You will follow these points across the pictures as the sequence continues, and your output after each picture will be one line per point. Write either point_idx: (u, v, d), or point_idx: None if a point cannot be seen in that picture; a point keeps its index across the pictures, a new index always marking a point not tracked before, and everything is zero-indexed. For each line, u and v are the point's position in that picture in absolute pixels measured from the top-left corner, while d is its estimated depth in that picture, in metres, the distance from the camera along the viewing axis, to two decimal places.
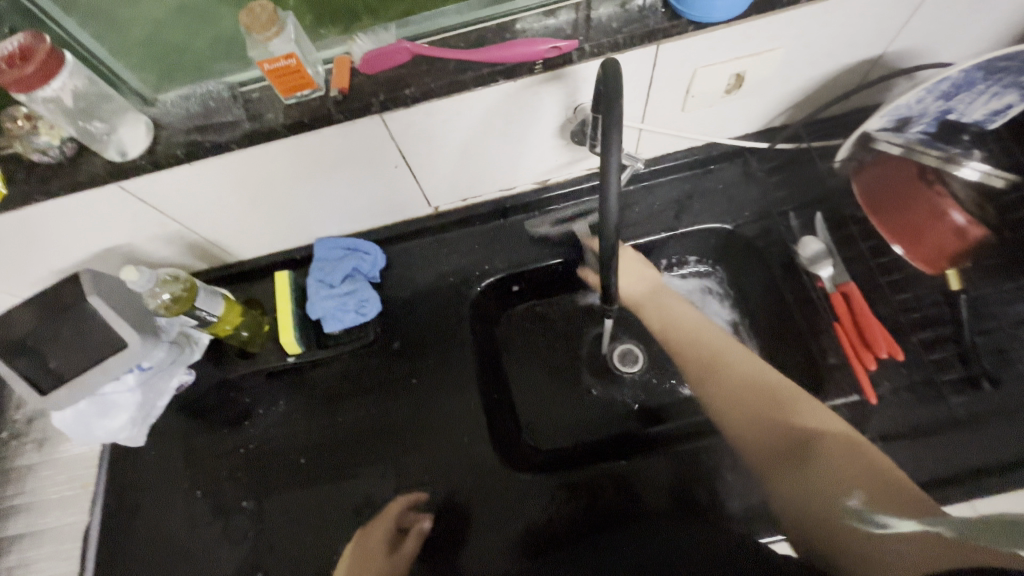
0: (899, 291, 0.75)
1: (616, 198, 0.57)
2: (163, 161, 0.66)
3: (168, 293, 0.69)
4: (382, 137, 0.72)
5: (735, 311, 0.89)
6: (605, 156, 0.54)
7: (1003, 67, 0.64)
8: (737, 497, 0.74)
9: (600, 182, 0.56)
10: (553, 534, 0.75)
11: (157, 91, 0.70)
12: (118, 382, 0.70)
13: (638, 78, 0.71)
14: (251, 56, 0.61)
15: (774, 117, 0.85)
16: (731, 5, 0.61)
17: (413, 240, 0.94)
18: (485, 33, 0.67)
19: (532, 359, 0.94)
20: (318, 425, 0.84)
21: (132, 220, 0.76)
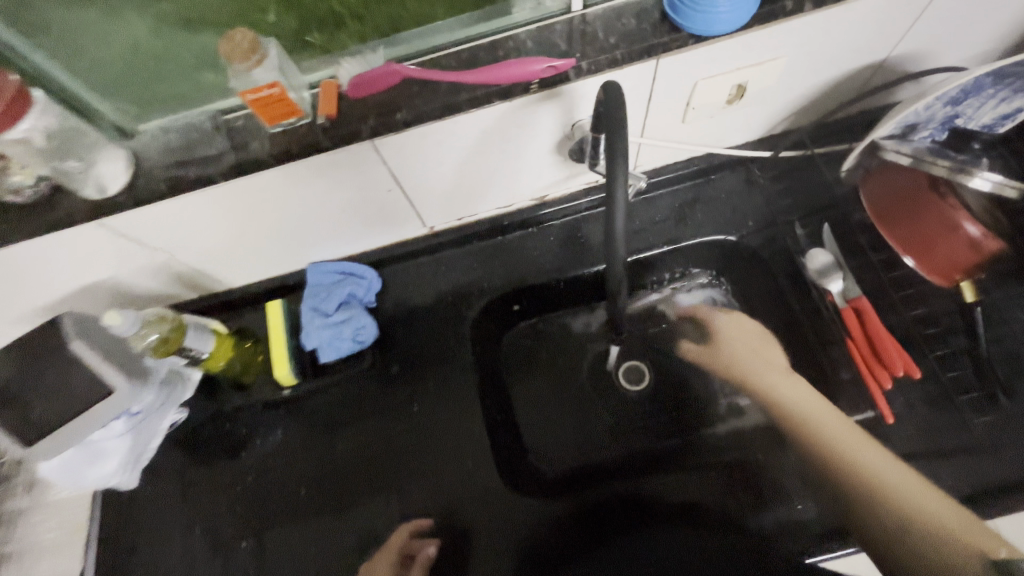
0: (910, 302, 0.74)
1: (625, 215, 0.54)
2: (145, 197, 0.63)
3: (155, 334, 0.66)
4: (375, 162, 0.68)
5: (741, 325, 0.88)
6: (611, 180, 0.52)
7: (1012, 72, 0.63)
8: (754, 517, 0.73)
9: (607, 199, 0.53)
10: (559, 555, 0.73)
11: (137, 120, 0.68)
12: (107, 428, 0.67)
13: (637, 93, 0.68)
14: (233, 86, 0.58)
15: (776, 124, 0.83)
16: (732, 18, 0.60)
17: (409, 261, 0.91)
18: (478, 52, 0.65)
19: (536, 379, 0.91)
20: (315, 458, 0.81)
21: (114, 255, 0.73)
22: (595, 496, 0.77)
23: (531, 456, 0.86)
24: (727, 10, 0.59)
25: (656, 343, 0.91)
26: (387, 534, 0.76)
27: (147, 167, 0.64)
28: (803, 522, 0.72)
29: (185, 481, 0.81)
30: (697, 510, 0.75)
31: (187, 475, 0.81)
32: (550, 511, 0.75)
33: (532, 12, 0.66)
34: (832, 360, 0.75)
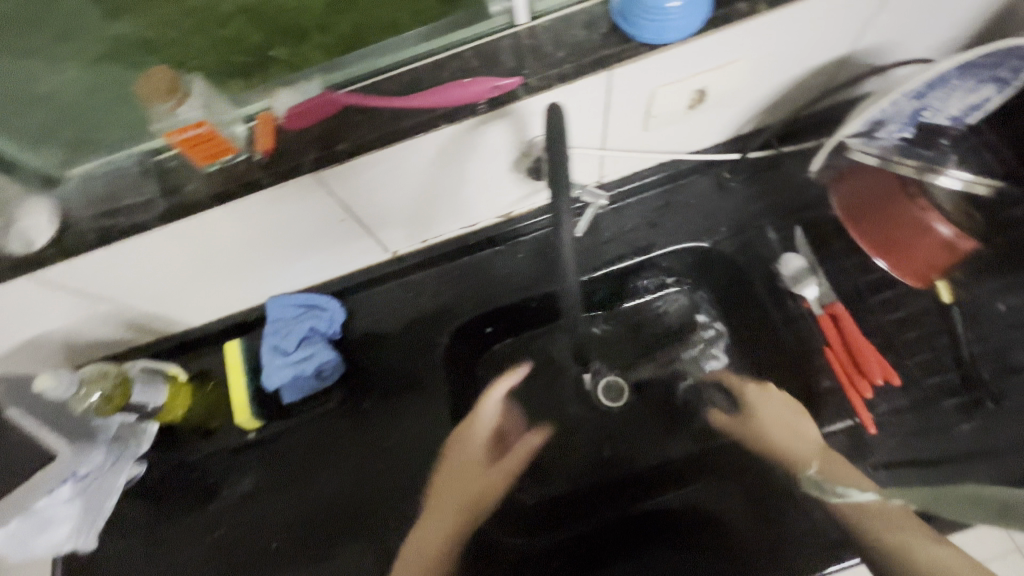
0: (889, 303, 0.71)
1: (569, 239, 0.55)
2: (76, 249, 0.59)
3: (98, 392, 0.63)
4: (321, 195, 0.64)
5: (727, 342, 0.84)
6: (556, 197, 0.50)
7: (979, 63, 0.60)
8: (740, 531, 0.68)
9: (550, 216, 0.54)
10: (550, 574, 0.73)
11: (66, 166, 0.63)
12: (53, 495, 0.62)
13: (594, 105, 0.65)
14: (157, 128, 0.56)
15: (743, 124, 0.80)
16: (683, 27, 0.57)
17: (373, 287, 0.87)
18: (421, 73, 0.61)
19: (514, 403, 0.88)
20: (287, 502, 0.77)
21: (54, 308, 0.68)
22: (593, 521, 0.77)
23: (511, 482, 0.82)
24: (678, 16, 0.56)
25: (642, 365, 0.87)
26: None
27: (77, 216, 0.61)
28: (806, 530, 0.66)
29: (147, 539, 0.76)
30: (671, 520, 0.72)
31: (148, 533, 0.76)
32: (535, 550, 0.74)
33: (475, 26, 0.62)
34: (815, 366, 0.71)
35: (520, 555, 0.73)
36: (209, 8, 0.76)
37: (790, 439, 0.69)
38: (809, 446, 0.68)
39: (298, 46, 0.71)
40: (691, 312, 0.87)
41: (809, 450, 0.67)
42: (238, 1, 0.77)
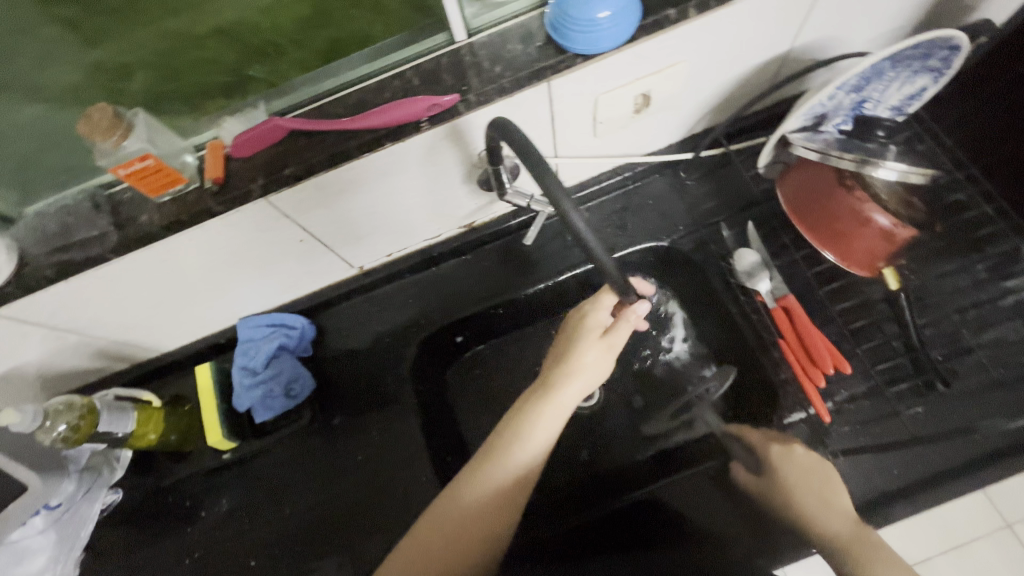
0: (838, 293, 0.73)
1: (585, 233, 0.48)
2: (35, 285, 0.61)
3: (64, 424, 0.64)
4: (276, 218, 0.65)
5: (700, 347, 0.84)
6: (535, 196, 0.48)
7: (910, 55, 0.62)
8: (712, 522, 0.70)
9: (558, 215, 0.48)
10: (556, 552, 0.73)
11: (22, 206, 0.66)
12: (27, 526, 0.64)
13: (538, 116, 0.66)
14: (103, 164, 0.56)
15: (694, 123, 0.81)
16: (616, 34, 0.58)
17: (342, 302, 0.88)
18: (365, 94, 0.64)
19: (487, 409, 0.89)
20: (264, 522, 0.78)
21: (21, 343, 0.70)
22: (596, 513, 0.75)
23: None
24: (609, 26, 0.57)
25: (622, 373, 0.86)
26: None
27: (35, 253, 0.62)
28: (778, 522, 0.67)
29: (126, 564, 0.77)
30: (656, 512, 0.73)
31: (126, 558, 0.77)
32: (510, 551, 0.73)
33: (420, 46, 0.65)
34: (773, 360, 0.72)
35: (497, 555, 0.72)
36: (181, 30, 0.75)
37: (824, 511, 0.62)
38: (846, 521, 0.60)
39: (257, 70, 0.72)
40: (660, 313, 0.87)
41: (847, 526, 0.59)
42: (211, 23, 0.76)
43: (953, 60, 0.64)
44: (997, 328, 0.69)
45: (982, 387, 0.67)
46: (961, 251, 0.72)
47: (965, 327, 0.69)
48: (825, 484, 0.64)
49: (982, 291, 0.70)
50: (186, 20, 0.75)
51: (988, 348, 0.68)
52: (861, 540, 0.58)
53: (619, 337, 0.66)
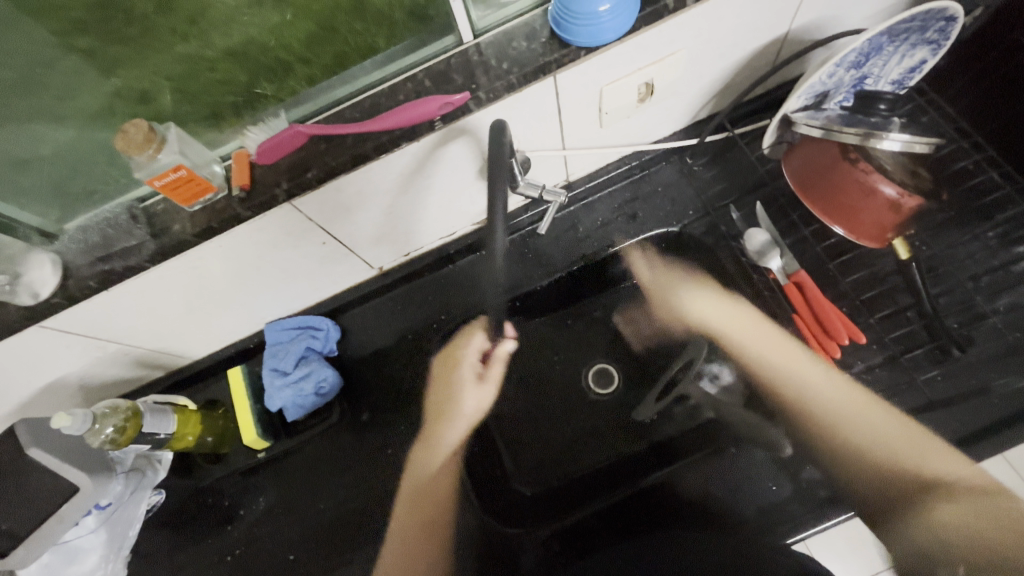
0: (849, 267, 0.74)
1: (502, 247, 0.56)
2: (78, 294, 0.64)
3: (111, 426, 0.68)
4: (300, 221, 0.68)
5: None
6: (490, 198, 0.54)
7: (906, 28, 0.63)
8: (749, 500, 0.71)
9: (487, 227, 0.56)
10: (583, 541, 0.76)
11: (62, 222, 0.69)
12: (78, 527, 0.67)
13: (545, 110, 0.69)
14: (139, 177, 0.60)
15: (697, 109, 0.83)
16: (618, 25, 0.60)
17: (365, 303, 0.91)
18: (379, 99, 0.66)
19: (518, 401, 0.89)
20: (299, 518, 0.81)
21: (65, 354, 0.73)
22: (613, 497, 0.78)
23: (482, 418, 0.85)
24: (610, 18, 0.59)
25: (640, 358, 0.89)
26: None
27: (75, 265, 0.65)
28: (780, 501, 0.70)
29: (170, 565, 0.79)
30: (667, 496, 0.76)
31: (169, 559, 0.80)
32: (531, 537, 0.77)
33: (429, 49, 0.68)
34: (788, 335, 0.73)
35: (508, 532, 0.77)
36: (194, 54, 0.75)
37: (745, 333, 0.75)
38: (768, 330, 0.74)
39: (271, 85, 0.74)
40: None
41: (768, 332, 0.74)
42: (220, 43, 0.74)
43: (948, 32, 0.65)
44: (1010, 293, 0.69)
45: (999, 352, 0.68)
46: (971, 218, 0.73)
47: (978, 293, 0.70)
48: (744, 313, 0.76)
49: (993, 256, 0.71)
50: (198, 44, 0.74)
51: (1003, 314, 0.69)
52: (809, 372, 0.70)
53: (490, 371, 0.86)
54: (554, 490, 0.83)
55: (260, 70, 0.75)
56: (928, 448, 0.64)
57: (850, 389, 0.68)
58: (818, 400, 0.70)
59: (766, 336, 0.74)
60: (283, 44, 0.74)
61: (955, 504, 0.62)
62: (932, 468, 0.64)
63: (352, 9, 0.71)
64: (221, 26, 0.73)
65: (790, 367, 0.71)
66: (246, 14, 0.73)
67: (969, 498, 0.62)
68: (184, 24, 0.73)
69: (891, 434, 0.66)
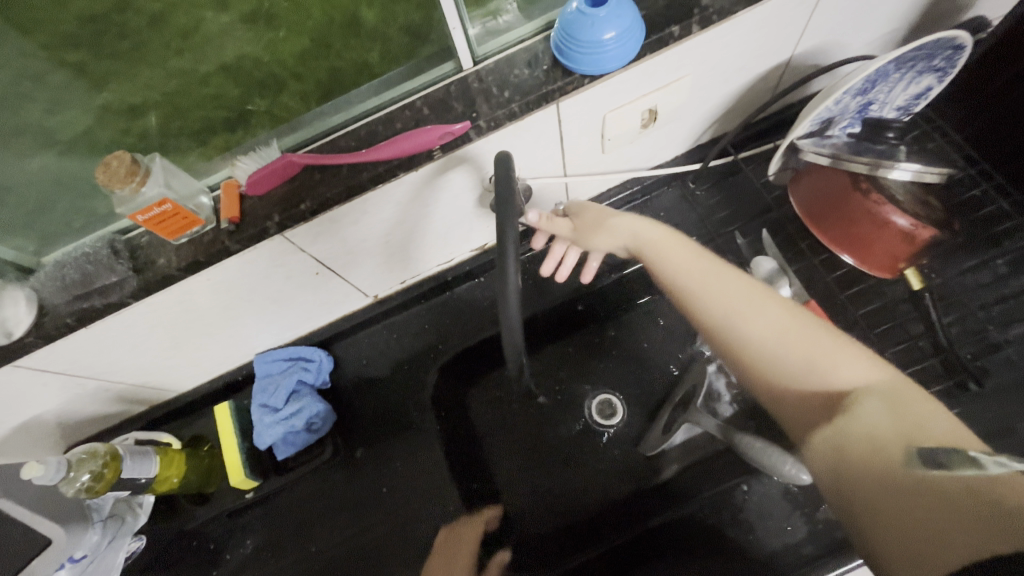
0: (860, 295, 0.73)
1: (515, 267, 0.49)
2: (54, 332, 0.60)
3: (87, 474, 0.62)
4: (292, 252, 0.66)
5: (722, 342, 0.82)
6: (502, 215, 0.49)
7: (914, 56, 0.62)
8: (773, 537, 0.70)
9: (498, 251, 0.49)
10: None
11: (40, 255, 0.65)
12: None
13: (546, 137, 0.67)
14: (122, 211, 0.56)
15: (699, 134, 0.82)
16: (623, 53, 0.58)
17: (360, 332, 0.88)
18: (376, 126, 0.64)
19: (521, 434, 0.85)
20: (292, 559, 0.77)
21: (40, 392, 0.69)
22: (623, 534, 0.76)
23: None
24: (615, 46, 0.57)
25: (644, 385, 0.85)
26: None
27: (52, 303, 0.61)
28: (796, 543, 0.70)
29: None
30: (674, 535, 0.74)
31: None
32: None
33: (427, 76, 0.66)
34: None
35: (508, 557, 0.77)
36: (190, 69, 0.78)
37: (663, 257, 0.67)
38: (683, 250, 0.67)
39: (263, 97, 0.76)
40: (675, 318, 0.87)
41: (686, 254, 0.66)
42: (214, 59, 0.78)
43: (956, 59, 0.64)
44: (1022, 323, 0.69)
45: (1014, 383, 0.66)
46: (982, 245, 0.72)
47: (990, 323, 0.69)
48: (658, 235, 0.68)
49: (1004, 285, 0.70)
50: (192, 58, 0.77)
51: (1017, 344, 0.68)
52: (720, 282, 0.63)
53: None
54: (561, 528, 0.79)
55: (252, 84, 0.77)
56: (831, 349, 0.56)
57: (782, 320, 0.59)
58: (716, 309, 0.61)
59: (681, 257, 0.66)
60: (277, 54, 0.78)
61: (876, 397, 0.52)
62: (841, 375, 0.55)
63: (341, 28, 0.76)
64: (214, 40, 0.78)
65: (696, 274, 0.65)
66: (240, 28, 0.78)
67: (870, 388, 0.53)
68: (178, 39, 0.76)
69: (780, 327, 0.59)
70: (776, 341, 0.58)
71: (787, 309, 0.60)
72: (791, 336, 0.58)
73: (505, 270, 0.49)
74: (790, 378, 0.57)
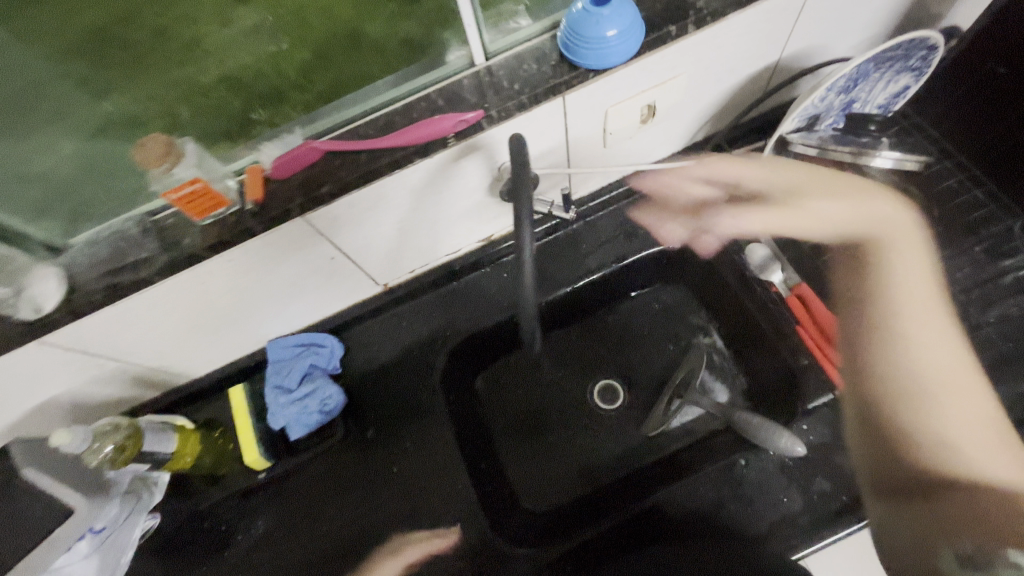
0: (848, 279, 0.78)
1: (531, 251, 0.55)
2: (82, 308, 0.63)
3: (111, 445, 0.66)
4: (312, 236, 0.69)
5: (714, 330, 0.90)
6: (518, 202, 0.54)
7: (891, 56, 0.67)
8: (773, 511, 0.71)
9: (516, 235, 0.56)
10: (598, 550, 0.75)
11: (67, 236, 0.67)
12: (70, 553, 0.63)
13: (553, 130, 0.71)
14: (155, 189, 0.60)
15: (694, 131, 0.87)
16: (624, 49, 0.63)
17: (370, 320, 0.91)
18: (393, 116, 0.68)
19: (528, 415, 0.90)
20: (303, 538, 0.79)
21: (61, 371, 0.71)
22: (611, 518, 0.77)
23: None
24: (617, 42, 0.62)
25: (640, 369, 0.91)
26: None
27: (81, 281, 0.64)
28: (792, 514, 0.70)
29: None
30: (673, 512, 0.74)
31: None
32: (542, 558, 0.75)
33: (440, 71, 0.70)
34: (793, 345, 0.76)
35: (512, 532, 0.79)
36: (191, 78, 0.80)
37: (908, 276, 0.74)
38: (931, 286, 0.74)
39: (266, 111, 0.75)
40: (667, 306, 0.93)
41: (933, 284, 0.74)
42: (213, 69, 0.81)
43: (930, 59, 0.70)
44: (1000, 305, 0.73)
45: (997, 361, 0.71)
46: (961, 233, 0.77)
47: (972, 306, 0.74)
48: (876, 261, 0.75)
49: (983, 270, 0.75)
50: (194, 70, 0.81)
51: (996, 325, 0.72)
52: (944, 318, 0.72)
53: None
54: (574, 503, 0.83)
55: (255, 94, 0.76)
56: (994, 453, 0.63)
57: (957, 377, 0.68)
58: (926, 339, 0.70)
59: (921, 275, 0.74)
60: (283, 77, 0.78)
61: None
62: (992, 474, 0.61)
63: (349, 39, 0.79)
64: (216, 55, 0.81)
65: (922, 294, 0.73)
66: (240, 42, 0.83)
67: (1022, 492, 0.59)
68: (183, 51, 0.82)
69: (952, 377, 0.68)
70: (962, 427, 0.65)
71: (970, 387, 0.68)
72: (983, 418, 0.66)
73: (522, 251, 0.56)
74: (929, 457, 0.64)
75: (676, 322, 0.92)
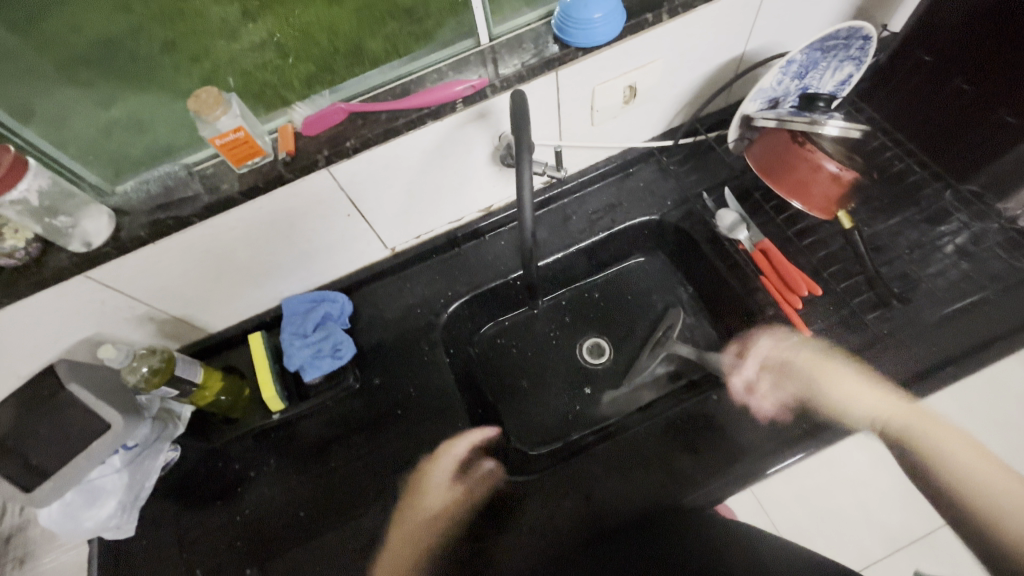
0: (805, 240, 0.88)
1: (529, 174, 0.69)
2: (128, 243, 0.70)
3: (147, 366, 0.73)
4: (333, 188, 0.78)
5: (688, 294, 1.02)
6: (517, 132, 0.65)
7: (833, 45, 0.80)
8: (746, 440, 0.78)
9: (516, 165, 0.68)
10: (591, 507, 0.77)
11: (116, 182, 0.74)
12: (104, 466, 0.71)
13: (547, 102, 0.81)
14: (203, 135, 0.68)
15: (672, 117, 0.98)
16: (608, 29, 0.73)
17: (378, 281, 0.99)
18: (409, 85, 0.79)
19: (523, 371, 1.00)
20: (310, 477, 0.84)
21: (98, 310, 0.78)
22: (612, 471, 0.79)
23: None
24: (602, 24, 0.73)
25: (623, 329, 1.02)
26: (390, 540, 0.78)
27: (128, 220, 0.72)
28: (760, 438, 0.78)
29: (177, 529, 0.81)
30: (654, 441, 0.80)
31: (178, 520, 0.82)
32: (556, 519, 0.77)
33: (450, 49, 0.81)
34: (759, 301, 0.86)
35: (518, 494, 0.79)
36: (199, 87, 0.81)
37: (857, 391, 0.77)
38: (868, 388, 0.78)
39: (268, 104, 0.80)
40: (655, 270, 1.05)
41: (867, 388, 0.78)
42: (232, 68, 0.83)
43: (867, 49, 0.82)
44: (936, 261, 0.84)
45: (931, 305, 0.81)
46: (901, 201, 0.89)
47: (913, 262, 0.84)
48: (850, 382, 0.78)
49: (921, 232, 0.86)
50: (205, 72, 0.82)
51: (931, 277, 0.83)
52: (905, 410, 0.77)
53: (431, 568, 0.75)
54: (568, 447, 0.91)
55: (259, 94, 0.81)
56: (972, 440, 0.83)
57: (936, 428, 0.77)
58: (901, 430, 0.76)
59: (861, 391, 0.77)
60: (286, 82, 0.83)
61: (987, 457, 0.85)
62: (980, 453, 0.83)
63: (348, 53, 0.86)
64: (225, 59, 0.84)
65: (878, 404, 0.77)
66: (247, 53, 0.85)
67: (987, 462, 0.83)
68: (187, 61, 0.83)
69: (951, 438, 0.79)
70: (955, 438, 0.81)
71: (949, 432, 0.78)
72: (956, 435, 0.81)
73: (521, 169, 0.69)
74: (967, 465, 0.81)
75: (661, 285, 1.03)
